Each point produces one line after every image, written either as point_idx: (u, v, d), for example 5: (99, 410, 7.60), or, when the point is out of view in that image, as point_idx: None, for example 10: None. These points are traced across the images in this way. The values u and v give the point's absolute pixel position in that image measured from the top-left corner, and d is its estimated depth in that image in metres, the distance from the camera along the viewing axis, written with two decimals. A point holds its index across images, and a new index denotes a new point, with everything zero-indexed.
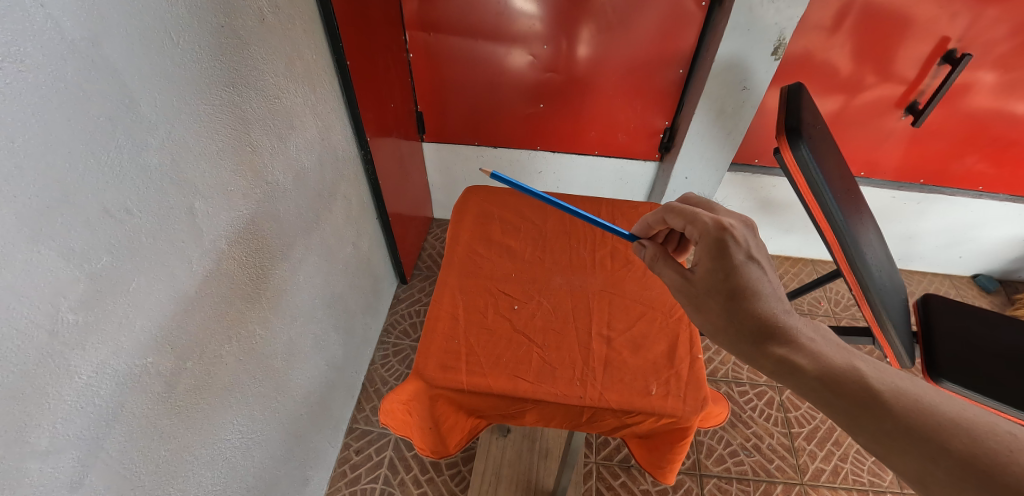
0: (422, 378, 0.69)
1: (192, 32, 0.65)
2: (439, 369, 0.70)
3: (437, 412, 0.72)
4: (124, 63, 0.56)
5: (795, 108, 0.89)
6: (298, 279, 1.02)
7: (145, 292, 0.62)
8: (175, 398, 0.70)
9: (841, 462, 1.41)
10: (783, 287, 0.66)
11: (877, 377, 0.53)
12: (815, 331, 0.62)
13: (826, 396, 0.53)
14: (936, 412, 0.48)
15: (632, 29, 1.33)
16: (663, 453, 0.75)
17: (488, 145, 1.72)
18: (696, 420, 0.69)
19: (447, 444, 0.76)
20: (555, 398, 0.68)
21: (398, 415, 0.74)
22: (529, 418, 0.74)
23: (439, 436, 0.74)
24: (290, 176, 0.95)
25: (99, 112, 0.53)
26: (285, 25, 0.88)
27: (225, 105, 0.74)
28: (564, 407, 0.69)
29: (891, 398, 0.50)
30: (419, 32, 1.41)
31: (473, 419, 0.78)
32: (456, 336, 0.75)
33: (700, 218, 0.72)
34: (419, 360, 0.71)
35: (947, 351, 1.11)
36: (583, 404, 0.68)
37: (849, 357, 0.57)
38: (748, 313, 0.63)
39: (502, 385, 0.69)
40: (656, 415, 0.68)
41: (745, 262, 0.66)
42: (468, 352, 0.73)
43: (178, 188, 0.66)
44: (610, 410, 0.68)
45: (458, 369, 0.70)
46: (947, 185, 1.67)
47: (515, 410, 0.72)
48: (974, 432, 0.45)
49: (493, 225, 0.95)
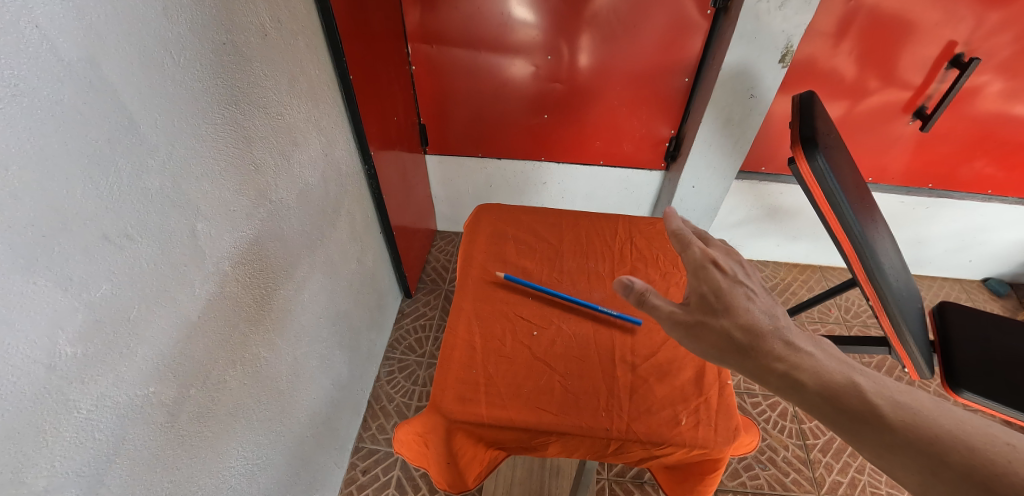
0: (439, 412, 0.67)
1: (192, 51, 0.64)
2: (457, 401, 0.68)
3: (455, 446, 0.69)
4: (123, 85, 0.54)
5: (810, 119, 0.87)
6: (302, 298, 1.00)
7: (146, 321, 0.60)
8: (177, 428, 0.67)
9: (858, 475, 1.38)
10: (776, 304, 0.64)
11: (877, 392, 0.51)
12: (812, 344, 0.58)
13: (830, 413, 0.51)
14: (936, 426, 0.46)
15: (636, 38, 1.32)
16: (691, 485, 0.73)
17: (491, 156, 1.71)
18: (728, 450, 0.66)
19: (465, 479, 0.73)
20: (580, 431, 0.66)
21: (418, 446, 0.72)
22: (551, 450, 0.71)
23: (458, 471, 0.71)
24: (295, 194, 0.93)
25: (98, 135, 0.52)
26: (288, 41, 0.86)
27: (228, 124, 0.72)
28: (589, 440, 0.67)
29: (891, 412, 0.48)
30: (422, 44, 1.40)
31: (492, 451, 0.75)
32: (474, 365, 0.72)
33: (686, 242, 0.70)
34: (436, 392, 0.69)
35: (967, 359, 1.09)
36: (610, 436, 0.65)
37: (847, 370, 0.54)
38: (741, 327, 0.60)
39: (524, 417, 0.67)
40: (687, 447, 0.65)
41: (733, 283, 0.64)
42: (487, 382, 0.70)
43: (179, 210, 0.64)
44: (638, 442, 0.66)
45: (478, 401, 0.68)
46: (957, 190, 1.66)
47: (537, 443, 0.69)
48: (973, 443, 0.44)
49: (507, 245, 0.93)
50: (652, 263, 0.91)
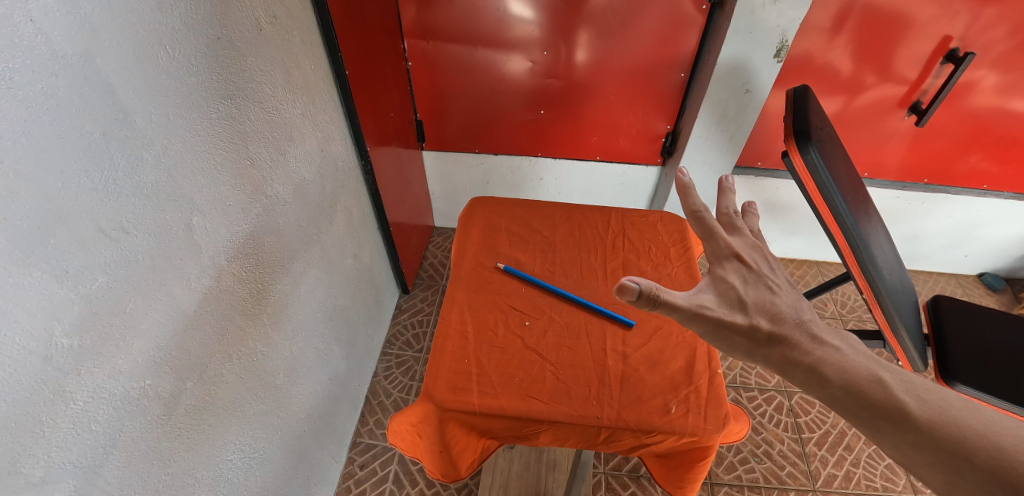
0: (431, 401, 0.67)
1: (187, 45, 0.64)
2: (449, 390, 0.68)
3: (448, 435, 0.70)
4: (117, 78, 0.54)
5: (803, 112, 0.88)
6: (299, 293, 1.00)
7: (142, 314, 0.61)
8: (174, 421, 0.68)
9: (853, 468, 1.39)
10: (802, 298, 0.63)
11: (903, 388, 0.50)
12: (840, 339, 0.57)
13: (852, 408, 0.50)
14: (962, 425, 0.45)
15: (633, 33, 1.32)
16: (682, 473, 0.73)
17: (488, 152, 1.71)
18: (718, 438, 0.67)
19: (458, 468, 0.74)
20: (571, 419, 0.66)
21: (410, 436, 0.72)
22: (543, 439, 0.72)
23: (450, 460, 0.72)
24: (291, 189, 0.93)
25: (92, 129, 0.52)
26: (284, 36, 0.86)
27: (223, 118, 0.72)
28: (580, 428, 0.67)
29: (915, 409, 0.47)
30: (418, 40, 1.40)
31: (484, 441, 0.76)
32: (466, 354, 0.73)
33: (713, 232, 0.70)
34: (429, 381, 0.70)
35: (961, 352, 1.09)
36: (601, 424, 0.66)
37: (872, 366, 0.53)
38: (768, 318, 0.60)
39: (515, 406, 0.67)
40: (677, 434, 0.66)
41: (758, 277, 0.65)
42: (479, 371, 0.71)
43: (175, 204, 0.64)
44: (628, 430, 0.66)
45: (470, 390, 0.69)
46: (952, 185, 1.66)
47: (529, 432, 0.70)
48: (1001, 444, 0.42)
49: (500, 237, 0.93)
50: (645, 255, 0.91)
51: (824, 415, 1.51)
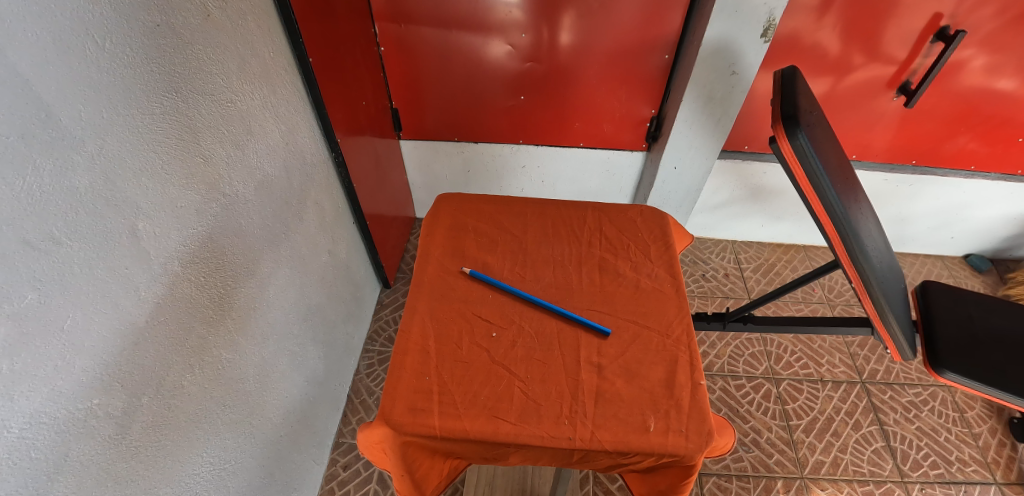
0: (388, 424, 0.64)
1: (121, 34, 0.58)
2: (408, 412, 0.65)
3: (410, 459, 0.67)
4: (36, 74, 0.48)
5: (790, 95, 0.84)
6: (268, 296, 0.96)
7: (83, 329, 0.56)
8: (129, 439, 0.64)
9: (840, 454, 1.39)
10: None
11: None
12: None
13: None
14: None
15: (615, 13, 1.26)
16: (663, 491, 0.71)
17: (468, 141, 1.66)
18: (701, 456, 0.64)
19: (424, 490, 0.71)
20: (541, 442, 0.63)
21: (370, 458, 0.69)
22: (514, 459, 0.69)
23: (415, 484, 0.70)
24: (252, 186, 0.88)
25: (9, 131, 0.46)
26: (236, 21, 0.80)
27: (168, 114, 0.67)
28: (551, 450, 0.64)
29: None
30: (389, 23, 1.33)
31: (451, 461, 0.74)
32: (427, 371, 0.69)
33: None
34: (387, 403, 0.66)
35: (950, 337, 1.08)
36: (573, 446, 0.63)
37: None
38: None
39: (479, 428, 0.64)
40: (656, 454, 0.63)
41: None
42: (441, 390, 0.67)
43: (115, 209, 0.59)
44: (602, 451, 0.63)
45: (431, 411, 0.65)
46: (940, 166, 1.64)
47: (498, 453, 0.67)
48: None
49: (468, 238, 0.89)
50: (624, 254, 0.88)
51: (812, 401, 1.51)
